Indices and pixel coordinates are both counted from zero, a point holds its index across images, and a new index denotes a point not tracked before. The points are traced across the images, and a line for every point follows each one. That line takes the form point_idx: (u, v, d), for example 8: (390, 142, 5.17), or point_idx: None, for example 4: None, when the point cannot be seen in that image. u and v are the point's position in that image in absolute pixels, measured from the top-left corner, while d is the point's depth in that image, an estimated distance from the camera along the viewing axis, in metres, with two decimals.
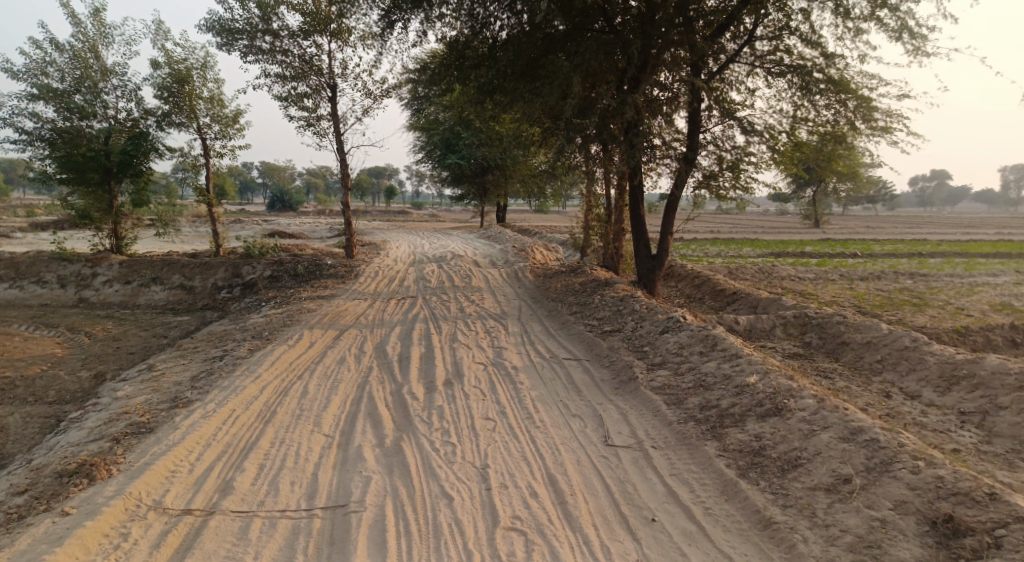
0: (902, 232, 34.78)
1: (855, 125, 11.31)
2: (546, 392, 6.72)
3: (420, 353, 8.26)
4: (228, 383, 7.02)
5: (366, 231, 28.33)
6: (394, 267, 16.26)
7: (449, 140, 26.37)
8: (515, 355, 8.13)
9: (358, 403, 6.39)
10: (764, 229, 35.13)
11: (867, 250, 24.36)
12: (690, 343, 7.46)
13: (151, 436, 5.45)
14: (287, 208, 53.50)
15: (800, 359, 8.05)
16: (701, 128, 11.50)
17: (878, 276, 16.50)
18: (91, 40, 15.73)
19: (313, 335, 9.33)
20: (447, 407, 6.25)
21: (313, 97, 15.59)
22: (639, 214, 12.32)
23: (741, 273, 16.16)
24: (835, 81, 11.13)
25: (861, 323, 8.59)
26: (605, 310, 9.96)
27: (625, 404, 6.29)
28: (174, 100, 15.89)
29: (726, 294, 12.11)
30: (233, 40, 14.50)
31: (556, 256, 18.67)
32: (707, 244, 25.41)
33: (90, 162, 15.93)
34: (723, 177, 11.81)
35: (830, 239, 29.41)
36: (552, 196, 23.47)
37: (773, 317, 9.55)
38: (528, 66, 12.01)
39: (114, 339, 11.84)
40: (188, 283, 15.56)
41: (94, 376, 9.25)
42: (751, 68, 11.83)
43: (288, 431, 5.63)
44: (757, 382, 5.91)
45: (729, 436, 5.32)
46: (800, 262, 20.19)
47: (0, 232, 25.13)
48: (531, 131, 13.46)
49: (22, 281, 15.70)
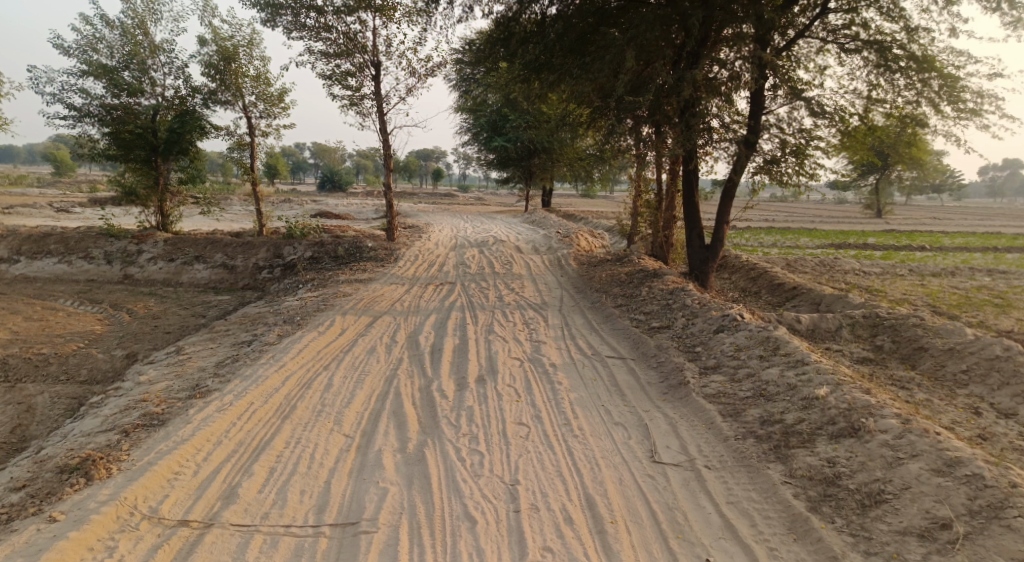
0: (973, 224, 32.56)
1: (938, 108, 10.20)
2: (586, 394, 6.14)
3: (453, 346, 7.76)
4: (251, 371, 6.68)
5: (411, 214, 28.20)
6: (434, 251, 15.87)
7: (496, 122, 25.82)
8: (554, 351, 7.56)
9: (383, 401, 5.94)
10: (823, 219, 33.52)
11: (937, 244, 22.78)
12: (748, 345, 6.75)
13: (160, 430, 5.16)
14: (337, 189, 54.03)
15: (870, 366, 7.23)
16: (763, 109, 10.62)
17: (952, 272, 15.22)
18: (140, 16, 15.69)
19: (345, 321, 8.96)
20: (478, 408, 5.74)
21: (357, 75, 15.23)
22: (693, 201, 11.53)
23: (800, 266, 15.15)
24: (918, 58, 10.04)
25: (942, 328, 7.70)
26: (653, 304, 9.28)
27: (674, 413, 5.67)
28: (221, 78, 15.78)
29: (785, 289, 11.25)
30: (277, 15, 14.21)
31: (601, 243, 17.97)
32: (762, 234, 24.20)
33: (138, 140, 16.14)
34: (785, 162, 10.89)
35: (895, 230, 27.68)
36: (599, 180, 22.70)
37: (839, 316, 8.70)
38: (577, 41, 11.30)
39: (154, 318, 11.79)
40: (230, 262, 15.48)
41: (127, 357, 9.11)
42: (822, 45, 10.85)
43: (305, 430, 5.24)
44: (828, 395, 5.19)
45: (796, 459, 4.65)
46: (864, 255, 18.92)
47: (60, 206, 25.88)
48: (579, 111, 12.75)
49: (71, 256, 15.91)
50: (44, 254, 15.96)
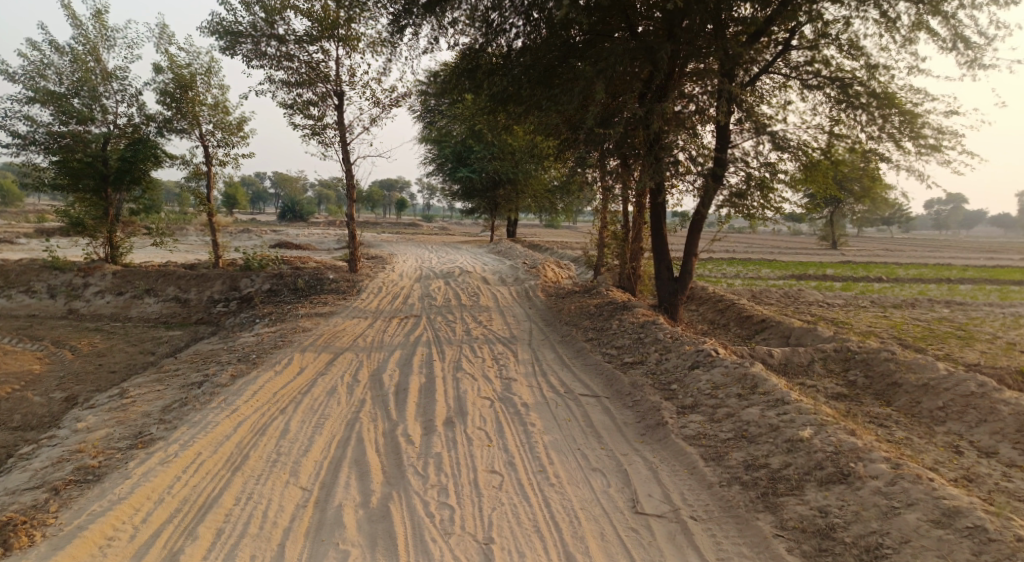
0: (922, 256, 33.70)
1: (900, 143, 10.41)
2: (561, 437, 5.84)
3: (419, 385, 7.37)
4: (200, 417, 6.17)
5: (374, 244, 27.75)
6: (399, 283, 15.49)
7: (461, 153, 25.73)
8: (525, 389, 7.24)
9: (344, 448, 5.52)
10: (782, 250, 34.25)
11: (891, 274, 23.37)
12: (725, 383, 6.55)
13: (94, 486, 4.65)
14: (298, 219, 53.18)
15: (845, 402, 7.12)
16: (729, 143, 10.67)
17: (912, 303, 15.51)
18: (91, 42, 15.16)
19: (304, 359, 8.48)
20: (446, 455, 5.38)
21: (320, 105, 14.93)
22: (661, 232, 11.47)
23: (765, 298, 15.24)
24: (879, 95, 10.28)
25: (914, 363, 7.68)
26: (624, 338, 9.08)
27: (654, 456, 5.42)
28: (177, 106, 15.27)
29: (754, 321, 11.22)
30: (237, 43, 13.86)
31: (568, 275, 17.83)
32: (724, 265, 24.48)
33: (87, 168, 15.42)
34: (751, 195, 10.95)
35: (851, 262, 28.41)
36: (564, 211, 22.73)
37: (810, 350, 8.64)
38: (545, 73, 11.24)
39: (98, 356, 11.07)
40: (183, 296, 14.84)
41: (66, 400, 8.45)
42: (785, 81, 11.06)
43: (258, 483, 4.80)
44: (813, 437, 5.02)
45: (786, 509, 4.46)
46: (824, 286, 19.24)
47: (2, 237, 24.63)
48: (546, 143, 12.65)
49: (10, 290, 14.99)
50: None
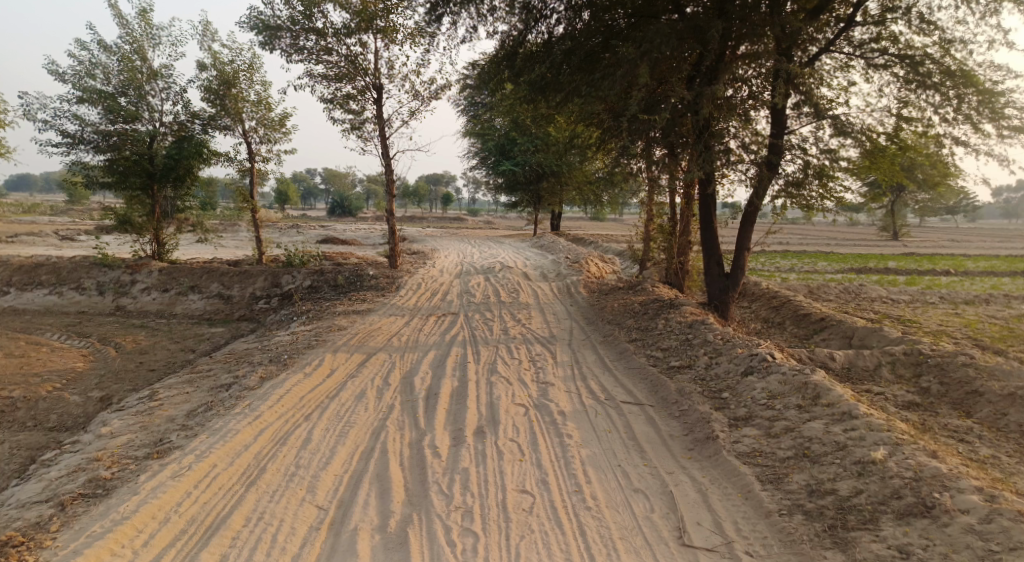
0: (992, 246, 31.63)
1: (978, 125, 9.40)
2: (600, 451, 5.38)
3: (452, 390, 6.98)
4: (221, 423, 5.93)
5: (418, 239, 27.69)
6: (438, 278, 15.22)
7: (504, 146, 25.36)
8: (563, 395, 6.78)
9: (366, 460, 5.20)
10: (840, 242, 32.67)
11: (960, 267, 21.85)
12: (783, 393, 5.94)
13: (100, 502, 4.54)
14: (347, 214, 54.03)
15: (919, 413, 6.41)
16: (785, 128, 9.91)
17: (985, 299, 14.33)
18: (137, 41, 15.34)
19: (335, 360, 8.21)
20: (474, 470, 4.99)
21: (359, 99, 14.73)
22: (710, 225, 10.78)
23: (824, 294, 14.34)
24: (955, 73, 9.34)
25: (998, 368, 6.88)
26: (671, 339, 8.50)
27: (703, 476, 4.90)
28: (220, 103, 15.30)
29: (812, 319, 10.47)
30: (275, 38, 13.77)
31: (613, 269, 17.24)
32: (778, 258, 23.43)
33: (134, 166, 15.67)
34: (809, 185, 10.18)
35: (914, 253, 26.79)
36: (609, 203, 22.09)
37: (877, 353, 7.90)
38: (586, 58, 10.67)
39: (141, 353, 11.14)
40: (226, 292, 14.92)
41: (102, 400, 8.43)
42: (847, 61, 10.22)
43: (271, 501, 4.58)
44: (887, 459, 4.41)
45: (859, 546, 3.89)
46: (887, 280, 18.09)
47: (65, 235, 25.54)
48: (588, 133, 12.09)
49: (62, 287, 15.36)
50: (35, 285, 15.40)
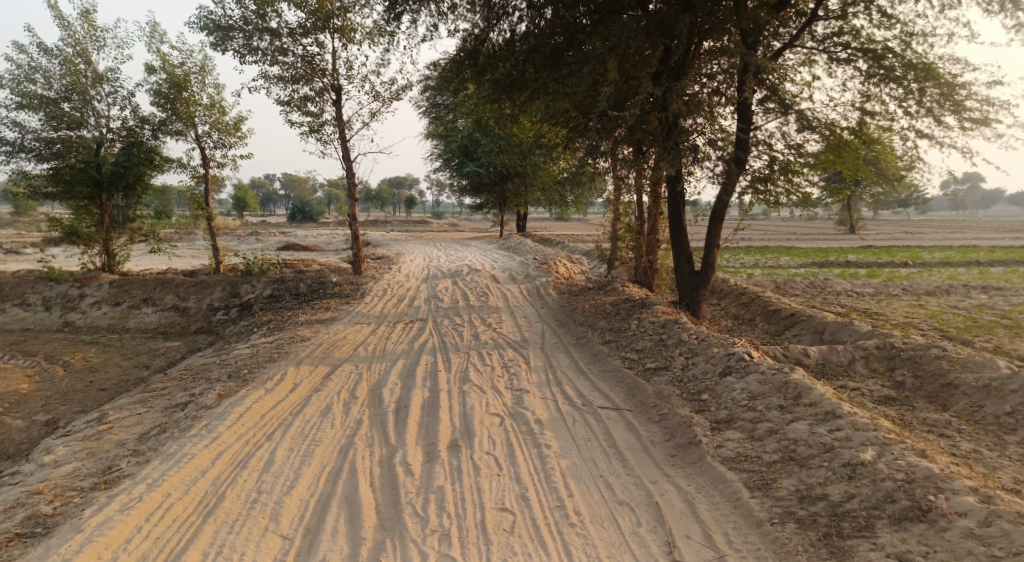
0: (944, 237, 32.65)
1: (940, 118, 9.53)
2: (580, 460, 5.17)
3: (422, 401, 6.68)
4: (175, 447, 5.51)
5: (382, 243, 27.19)
6: (404, 283, 14.86)
7: (467, 147, 25.07)
8: (539, 402, 6.55)
9: (334, 482, 4.88)
10: (800, 236, 33.29)
11: (917, 258, 22.38)
12: (763, 393, 5.80)
13: (38, 544, 4.13)
14: (309, 220, 53.04)
15: (896, 408, 6.36)
16: (752, 123, 9.87)
17: (945, 289, 14.62)
18: (80, 43, 14.59)
19: (298, 373, 7.81)
20: (450, 489, 4.72)
21: (317, 101, 14.29)
22: (680, 222, 10.67)
23: (791, 288, 14.43)
24: (916, 67, 9.43)
25: (970, 360, 6.90)
26: (645, 340, 8.34)
27: (688, 484, 4.74)
28: (171, 107, 14.65)
29: (783, 315, 10.46)
30: (227, 39, 13.23)
31: (581, 270, 17.11)
32: (742, 254, 23.69)
33: (80, 175, 14.88)
34: (776, 180, 10.16)
35: (872, 246, 27.41)
36: (574, 203, 21.98)
37: (850, 348, 7.87)
38: (550, 56, 10.46)
39: (91, 371, 10.52)
40: (182, 304, 14.26)
41: (48, 424, 7.87)
42: (810, 55, 10.24)
43: (230, 532, 4.23)
44: (876, 461, 4.34)
45: (857, 555, 3.79)
46: (849, 273, 18.39)
47: (8, 247, 24.30)
48: (554, 132, 11.89)
49: (4, 303, 14.50)
50: None
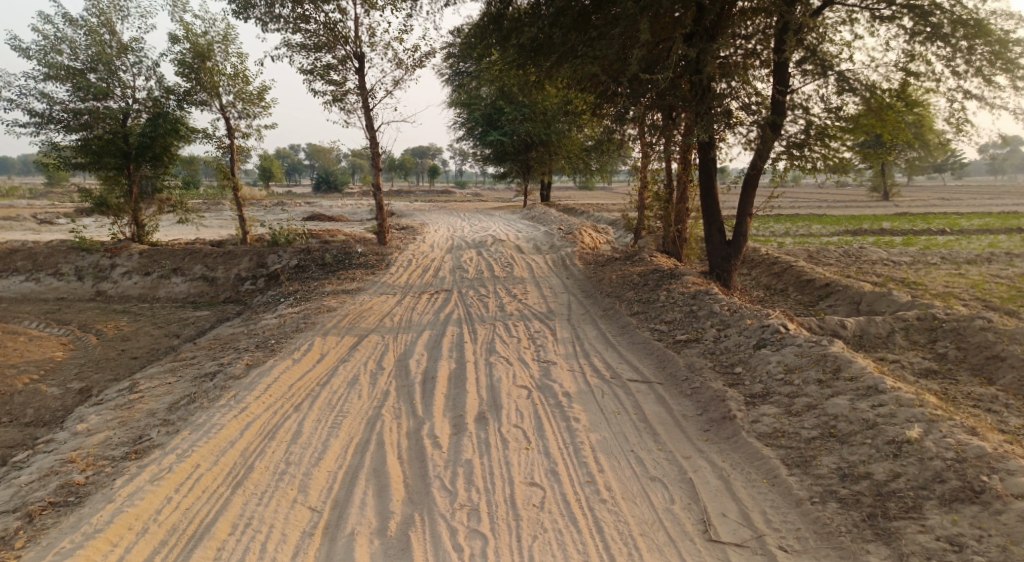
0: (984, 204, 31.50)
1: (990, 78, 9.01)
2: (610, 435, 5.07)
3: (449, 372, 6.60)
4: (205, 417, 5.53)
5: (406, 213, 27.12)
6: (429, 254, 14.77)
7: (491, 115, 24.70)
8: (567, 374, 6.45)
9: (361, 454, 4.85)
10: (832, 204, 32.40)
11: (955, 226, 21.60)
12: (800, 366, 5.61)
13: (72, 513, 4.18)
14: (333, 190, 53.17)
15: (939, 382, 6.12)
16: (788, 86, 9.40)
17: (986, 258, 14.08)
18: (104, 13, 14.51)
19: (325, 344, 7.79)
20: (478, 462, 4.67)
21: (340, 69, 14.08)
22: (711, 190, 10.35)
23: (824, 258, 14.00)
24: (967, 23, 8.87)
25: (1018, 332, 6.60)
26: (675, 311, 8.14)
27: (722, 460, 4.69)
28: (195, 77, 14.57)
29: (817, 285, 10.15)
30: (249, 6, 13.03)
31: (607, 239, 16.83)
32: (772, 222, 23.12)
33: (108, 146, 14.93)
34: (811, 146, 9.77)
35: (907, 213, 26.55)
36: (600, 171, 21.56)
37: (889, 319, 7.55)
38: (577, 18, 10.10)
39: (124, 340, 10.68)
40: (210, 274, 14.33)
41: (82, 392, 7.98)
42: (852, 13, 9.69)
43: (259, 504, 4.23)
44: (923, 438, 4.26)
45: (904, 537, 3.73)
46: (884, 242, 17.84)
47: (43, 218, 24.73)
48: (580, 98, 11.54)
49: (39, 273, 14.75)
50: (9, 272, 14.77)
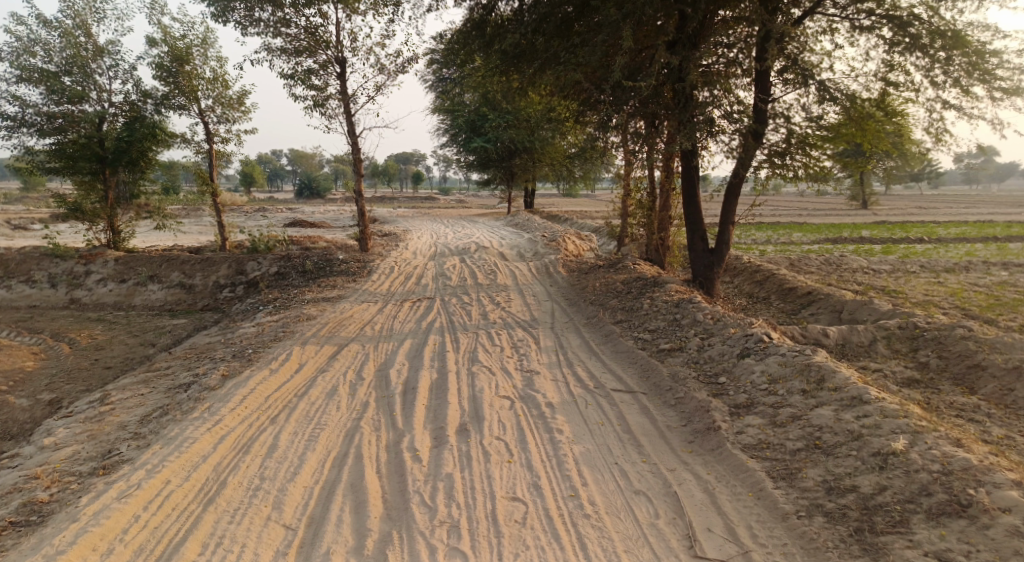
0: (960, 212, 32.06)
1: (968, 88, 9.12)
2: (594, 447, 4.99)
3: (430, 382, 6.48)
4: (177, 430, 5.35)
5: (389, 220, 26.92)
6: (411, 261, 14.64)
7: (474, 122, 24.64)
8: (550, 384, 6.36)
9: (339, 468, 4.72)
10: (812, 212, 32.74)
11: (932, 234, 21.91)
12: (784, 376, 5.58)
13: (33, 534, 4.01)
14: (316, 196, 52.80)
15: (921, 391, 6.13)
16: (770, 95, 9.43)
17: (964, 266, 14.26)
18: (80, 15, 14.23)
19: (304, 353, 7.64)
20: (459, 476, 4.56)
21: (321, 74, 13.93)
22: (694, 198, 10.35)
23: (805, 265, 14.08)
24: (945, 34, 8.96)
25: (997, 341, 6.64)
26: (658, 320, 8.10)
27: (707, 473, 4.64)
28: (173, 81, 14.34)
29: (799, 294, 10.17)
30: (228, 9, 12.85)
31: (590, 246, 16.81)
32: (753, 230, 23.29)
33: (83, 150, 14.61)
34: (793, 155, 9.82)
35: (885, 221, 26.90)
36: (583, 179, 21.56)
37: (871, 327, 7.57)
38: (560, 25, 10.07)
39: (97, 349, 10.41)
40: (188, 282, 14.08)
41: (51, 404, 7.74)
42: (832, 23, 9.77)
43: (231, 522, 4.09)
44: (909, 450, 4.25)
45: (891, 553, 3.70)
46: (863, 250, 18.02)
47: (16, 224, 24.18)
48: (564, 105, 11.51)
49: (10, 280, 14.37)
50: None
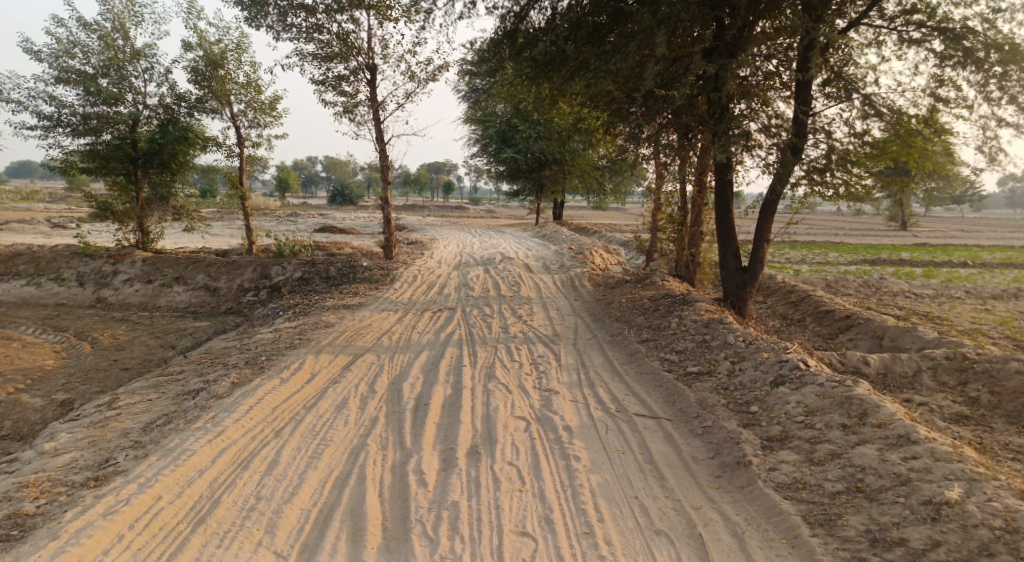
0: (1007, 236, 30.79)
1: None
2: (613, 478, 4.65)
3: (444, 399, 6.18)
4: (177, 440, 5.16)
5: (417, 228, 26.89)
6: (435, 270, 14.43)
7: (506, 132, 24.50)
8: (570, 405, 6.02)
9: (339, 490, 4.47)
10: (850, 232, 31.81)
11: (976, 258, 20.99)
12: (822, 409, 5.17)
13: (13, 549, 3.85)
14: (347, 202, 53.31)
15: (972, 429, 5.64)
16: (811, 107, 8.99)
17: (1013, 293, 13.53)
18: (118, 18, 14.44)
19: (318, 362, 7.42)
20: (465, 506, 4.27)
21: (352, 80, 13.88)
22: (727, 214, 9.91)
23: (843, 287, 13.48)
24: (1001, 48, 8.44)
25: None
26: (686, 341, 7.69)
27: (736, 514, 4.28)
28: (206, 85, 14.44)
29: (837, 317, 9.65)
30: (261, 14, 12.87)
31: (618, 261, 16.42)
32: (787, 249, 22.65)
33: (115, 151, 14.75)
34: (833, 172, 9.32)
35: (927, 244, 25.92)
36: (613, 193, 21.19)
37: (916, 356, 7.06)
38: (593, 33, 9.77)
39: (117, 349, 10.37)
40: (213, 284, 14.09)
41: (64, 405, 7.65)
42: (878, 35, 9.29)
43: (219, 547, 3.91)
44: (965, 501, 3.86)
45: None
46: (904, 273, 17.28)
47: (56, 223, 24.67)
48: (594, 116, 11.20)
49: (40, 277, 14.53)
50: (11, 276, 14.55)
